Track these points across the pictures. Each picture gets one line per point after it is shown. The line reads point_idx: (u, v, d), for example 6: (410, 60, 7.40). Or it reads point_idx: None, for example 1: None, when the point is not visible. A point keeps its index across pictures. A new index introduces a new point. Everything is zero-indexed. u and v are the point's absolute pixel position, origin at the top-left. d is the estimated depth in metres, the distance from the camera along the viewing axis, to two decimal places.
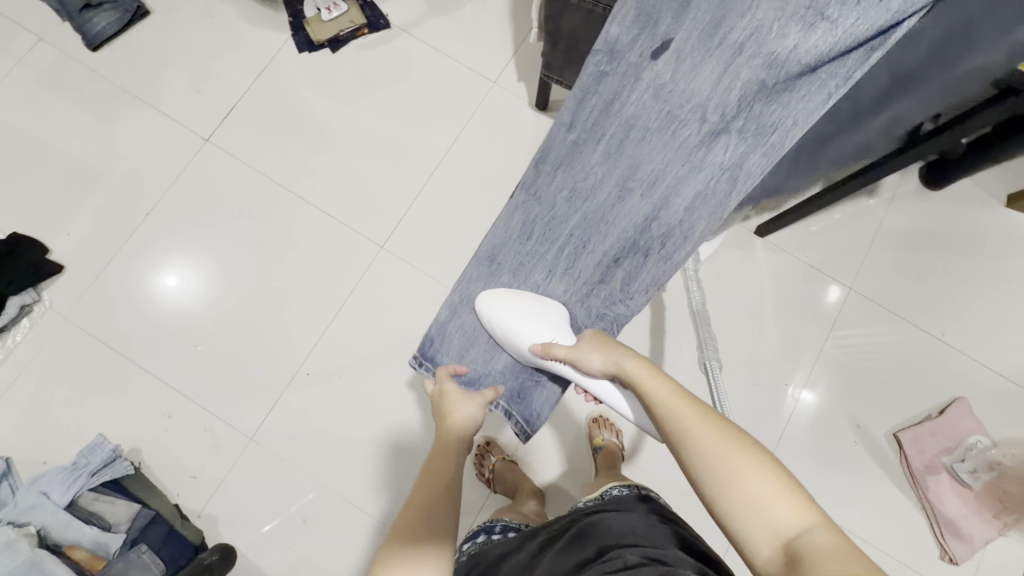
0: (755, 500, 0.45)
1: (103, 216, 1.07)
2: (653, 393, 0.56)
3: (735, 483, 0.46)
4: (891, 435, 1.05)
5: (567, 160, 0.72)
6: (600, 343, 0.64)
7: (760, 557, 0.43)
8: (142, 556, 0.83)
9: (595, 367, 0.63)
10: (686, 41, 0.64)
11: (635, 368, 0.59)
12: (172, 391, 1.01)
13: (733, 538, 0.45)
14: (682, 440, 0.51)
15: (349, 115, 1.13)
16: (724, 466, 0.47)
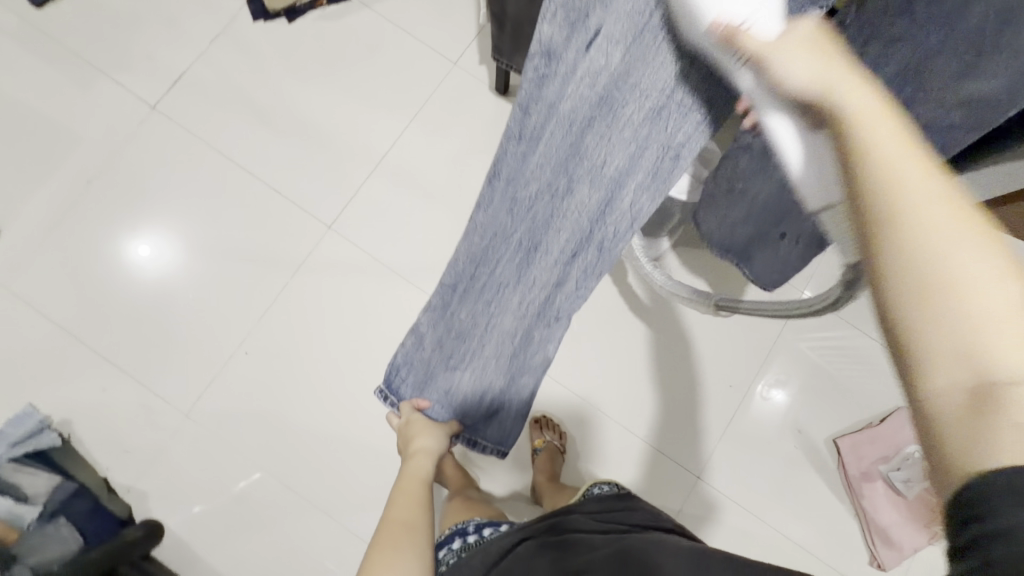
0: (981, 315, 0.23)
1: (40, 181, 1.04)
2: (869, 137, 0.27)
3: (956, 288, 0.24)
4: (831, 441, 1.06)
5: (499, 172, 0.52)
6: (822, 49, 0.30)
7: (940, 398, 0.24)
8: (60, 530, 0.85)
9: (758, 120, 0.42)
10: (618, 30, 0.36)
11: (862, 99, 0.28)
12: (107, 364, 0.99)
13: (933, 383, 0.24)
14: (886, 202, 0.26)
15: (302, 89, 1.10)
16: (934, 280, 0.24)
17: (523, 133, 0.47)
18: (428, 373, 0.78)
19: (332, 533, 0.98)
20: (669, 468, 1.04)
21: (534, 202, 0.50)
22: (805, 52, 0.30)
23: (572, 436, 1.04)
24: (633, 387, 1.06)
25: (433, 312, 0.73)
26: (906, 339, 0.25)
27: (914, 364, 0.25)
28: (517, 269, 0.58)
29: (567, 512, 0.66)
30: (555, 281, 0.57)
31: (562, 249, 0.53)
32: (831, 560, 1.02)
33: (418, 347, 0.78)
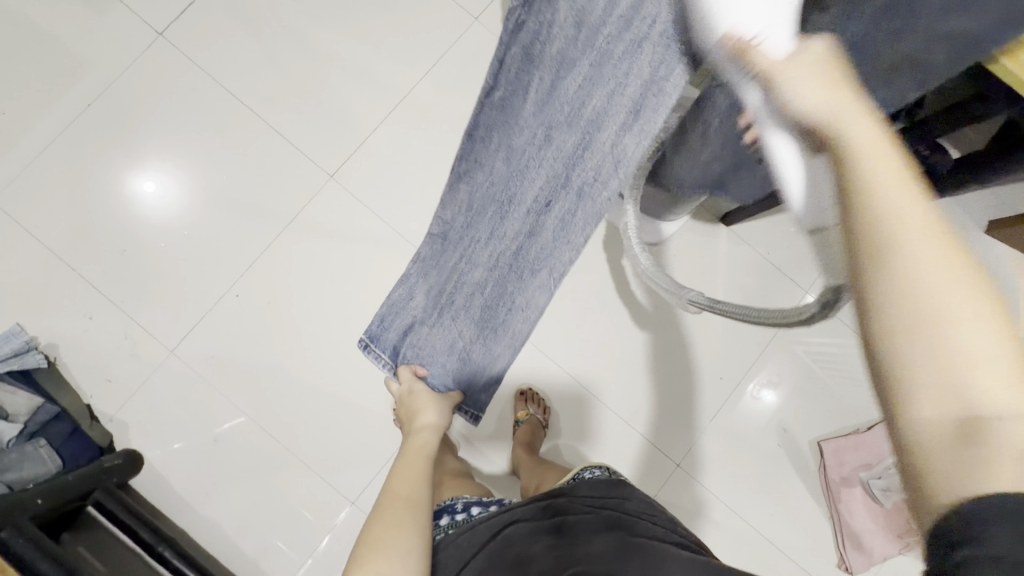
0: (958, 356, 0.28)
1: (40, 98, 1.01)
2: (853, 144, 0.31)
3: (938, 326, 0.28)
4: (815, 443, 1.05)
5: (499, 122, 0.57)
6: (828, 73, 0.35)
7: (917, 417, 0.29)
8: (38, 450, 0.84)
9: (799, 97, 0.34)
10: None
11: (864, 125, 0.32)
12: (95, 293, 0.98)
13: (879, 372, 0.30)
14: (886, 232, 0.29)
15: (315, 30, 1.06)
16: (917, 324, 0.28)
17: (514, 69, 0.52)
18: (398, 319, 0.76)
19: (308, 481, 0.98)
20: (651, 454, 1.03)
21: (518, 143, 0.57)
22: (814, 81, 0.34)
23: (555, 412, 1.03)
24: (621, 370, 1.05)
25: (425, 262, 0.74)
26: (878, 342, 0.30)
27: (892, 381, 0.30)
28: (491, 222, 0.64)
29: (559, 496, 0.65)
30: (542, 206, 0.58)
31: (536, 197, 0.58)
32: (799, 559, 1.02)
33: (408, 297, 0.75)
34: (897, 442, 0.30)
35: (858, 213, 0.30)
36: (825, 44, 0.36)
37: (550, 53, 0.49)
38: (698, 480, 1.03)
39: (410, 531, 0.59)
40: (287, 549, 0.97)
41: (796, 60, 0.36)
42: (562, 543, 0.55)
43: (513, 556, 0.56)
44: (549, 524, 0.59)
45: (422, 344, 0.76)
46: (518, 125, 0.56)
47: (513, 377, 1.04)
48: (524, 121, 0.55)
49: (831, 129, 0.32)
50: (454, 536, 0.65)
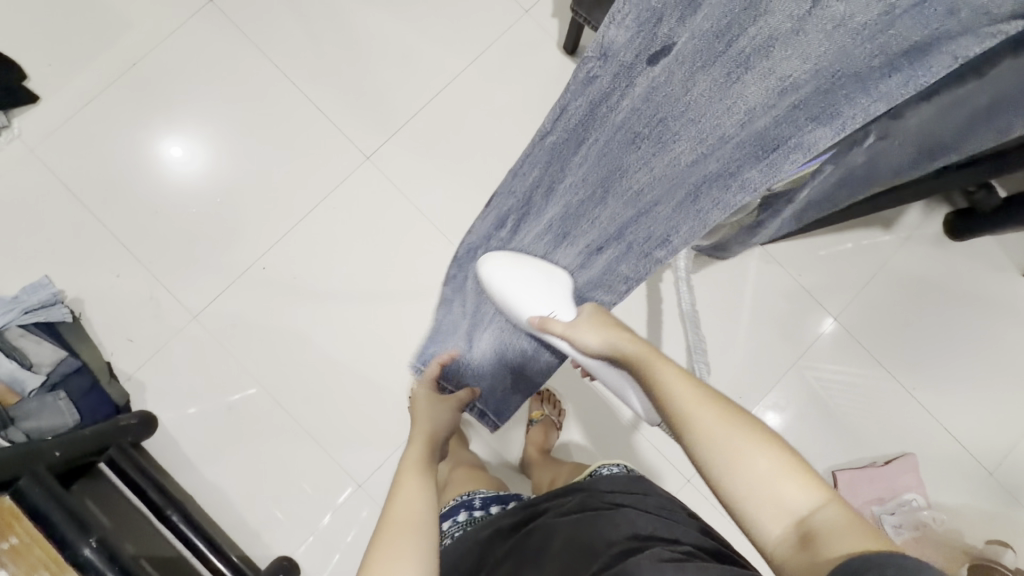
0: (761, 483, 0.42)
1: (89, 56, 1.01)
2: (656, 376, 0.51)
3: (743, 462, 0.43)
4: (828, 472, 1.03)
5: (545, 164, 0.52)
6: (600, 325, 0.61)
7: (774, 548, 0.41)
8: (56, 401, 0.83)
9: (590, 346, 0.60)
10: (694, 50, 0.38)
11: (636, 351, 0.56)
12: (124, 251, 0.99)
13: (738, 521, 0.43)
14: (682, 420, 0.47)
15: (364, 9, 1.05)
16: (721, 453, 0.44)
17: (571, 124, 0.47)
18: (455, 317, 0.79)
19: (316, 459, 0.98)
20: (661, 466, 1.02)
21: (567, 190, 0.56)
22: (591, 330, 0.61)
23: (571, 415, 1.03)
24: None
25: (460, 265, 0.69)
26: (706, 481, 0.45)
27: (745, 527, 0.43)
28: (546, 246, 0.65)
29: (580, 489, 0.65)
30: (595, 249, 0.63)
31: (587, 244, 0.63)
32: None
33: (452, 300, 0.76)
34: (774, 564, 0.41)
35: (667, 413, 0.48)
36: (592, 308, 0.63)
37: (609, 122, 0.46)
38: (706, 496, 1.02)
39: (412, 553, 0.52)
40: (290, 523, 0.97)
41: (576, 326, 0.62)
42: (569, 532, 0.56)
43: (535, 546, 0.56)
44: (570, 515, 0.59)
45: (485, 338, 0.79)
46: (566, 174, 0.53)
47: None
48: (579, 168, 0.52)
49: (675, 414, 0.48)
50: (472, 531, 0.66)
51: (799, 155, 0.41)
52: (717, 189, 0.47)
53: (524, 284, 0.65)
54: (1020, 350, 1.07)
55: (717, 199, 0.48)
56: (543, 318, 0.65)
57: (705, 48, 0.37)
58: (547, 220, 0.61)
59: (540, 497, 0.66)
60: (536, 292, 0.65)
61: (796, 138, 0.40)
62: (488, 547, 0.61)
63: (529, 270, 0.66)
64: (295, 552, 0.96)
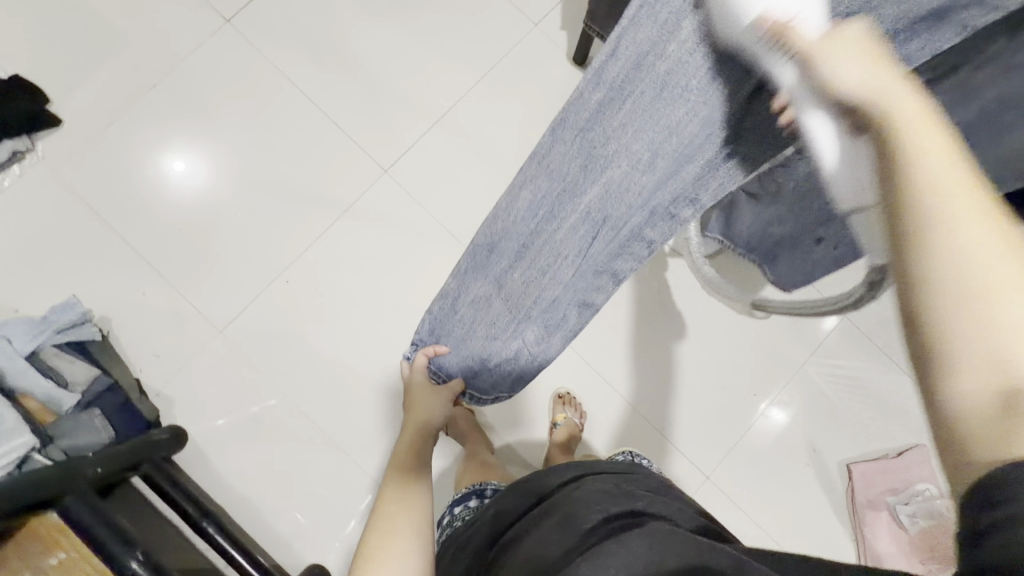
0: (1002, 324, 0.26)
1: (110, 78, 1.03)
2: (912, 146, 0.30)
3: (990, 290, 0.26)
4: (844, 465, 1.06)
5: (584, 129, 0.51)
6: (871, 51, 0.34)
7: (954, 403, 0.27)
8: (92, 419, 0.85)
9: (848, 79, 0.34)
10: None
11: (912, 109, 0.31)
12: (149, 269, 1.01)
13: (913, 360, 0.29)
14: (931, 204, 0.28)
15: (378, 26, 1.08)
16: (959, 264, 0.27)
17: (619, 77, 0.48)
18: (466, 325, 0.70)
19: (344, 468, 1.00)
20: (681, 464, 1.05)
21: (615, 157, 0.51)
22: (852, 54, 0.34)
23: (591, 416, 1.06)
24: (654, 379, 1.08)
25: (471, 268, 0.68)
26: (908, 289, 0.29)
27: (931, 371, 0.28)
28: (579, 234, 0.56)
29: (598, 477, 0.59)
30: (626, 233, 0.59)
31: None
32: None
33: (454, 311, 0.71)
34: (945, 428, 0.27)
35: (898, 189, 0.29)
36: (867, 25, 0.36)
37: (659, 71, 0.46)
38: (725, 492, 1.05)
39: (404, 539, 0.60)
40: (321, 532, 0.98)
41: (831, 37, 0.35)
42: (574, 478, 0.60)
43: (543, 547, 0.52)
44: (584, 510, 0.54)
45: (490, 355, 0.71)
46: (608, 139, 0.50)
47: (552, 378, 1.06)
48: (621, 134, 0.49)
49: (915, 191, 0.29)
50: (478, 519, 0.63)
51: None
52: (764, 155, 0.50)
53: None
54: None
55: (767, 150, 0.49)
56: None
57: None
58: (586, 203, 0.54)
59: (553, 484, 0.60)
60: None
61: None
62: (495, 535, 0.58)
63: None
64: (324, 560, 0.97)
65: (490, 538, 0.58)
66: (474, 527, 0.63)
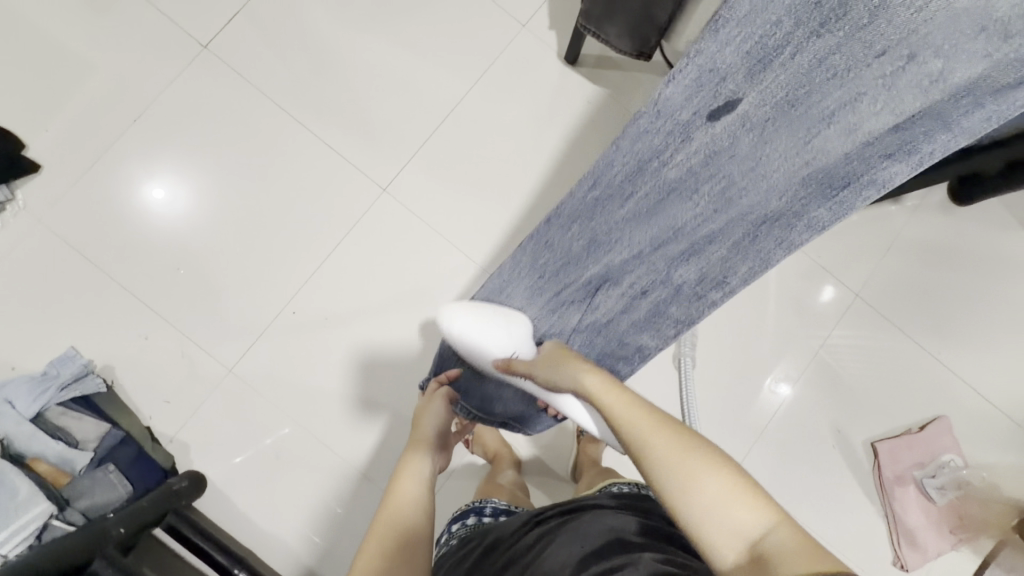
0: (715, 506, 0.41)
1: (88, 118, 0.99)
2: (618, 416, 0.50)
3: (695, 488, 0.42)
4: (868, 444, 1.06)
5: (585, 217, 0.58)
6: (561, 359, 0.61)
7: (720, 562, 0.40)
8: (107, 476, 0.83)
9: (559, 382, 0.59)
10: (760, 108, 0.47)
11: (597, 384, 0.54)
12: (149, 312, 0.97)
13: (693, 546, 0.42)
14: (647, 456, 0.46)
15: (362, 40, 1.04)
16: (675, 479, 0.43)
17: (617, 178, 0.54)
18: (479, 351, 0.77)
19: (370, 498, 0.97)
20: None
21: (617, 241, 0.59)
22: (555, 367, 0.60)
23: None
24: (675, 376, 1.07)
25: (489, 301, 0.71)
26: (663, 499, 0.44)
27: (698, 545, 0.42)
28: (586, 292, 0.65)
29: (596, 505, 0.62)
30: (638, 293, 0.62)
31: (632, 286, 0.62)
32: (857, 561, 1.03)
33: (466, 342, 0.78)
34: None
35: (634, 450, 0.47)
36: (555, 346, 0.65)
37: (662, 177, 0.53)
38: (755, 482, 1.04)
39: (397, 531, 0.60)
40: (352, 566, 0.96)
41: (547, 362, 0.62)
42: (562, 532, 0.57)
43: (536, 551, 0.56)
44: (573, 526, 0.57)
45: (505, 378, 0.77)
46: (610, 230, 0.58)
47: None
48: (623, 223, 0.57)
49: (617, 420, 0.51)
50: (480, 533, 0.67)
51: (870, 190, 0.49)
52: (775, 236, 0.54)
53: (488, 329, 0.67)
54: None
55: (781, 238, 0.54)
56: (506, 360, 0.67)
57: (771, 112, 0.47)
58: (590, 271, 0.62)
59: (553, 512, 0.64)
60: (495, 335, 0.67)
61: (868, 174, 0.48)
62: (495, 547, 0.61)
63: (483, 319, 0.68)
64: None
65: (484, 556, 0.61)
66: (475, 542, 0.66)
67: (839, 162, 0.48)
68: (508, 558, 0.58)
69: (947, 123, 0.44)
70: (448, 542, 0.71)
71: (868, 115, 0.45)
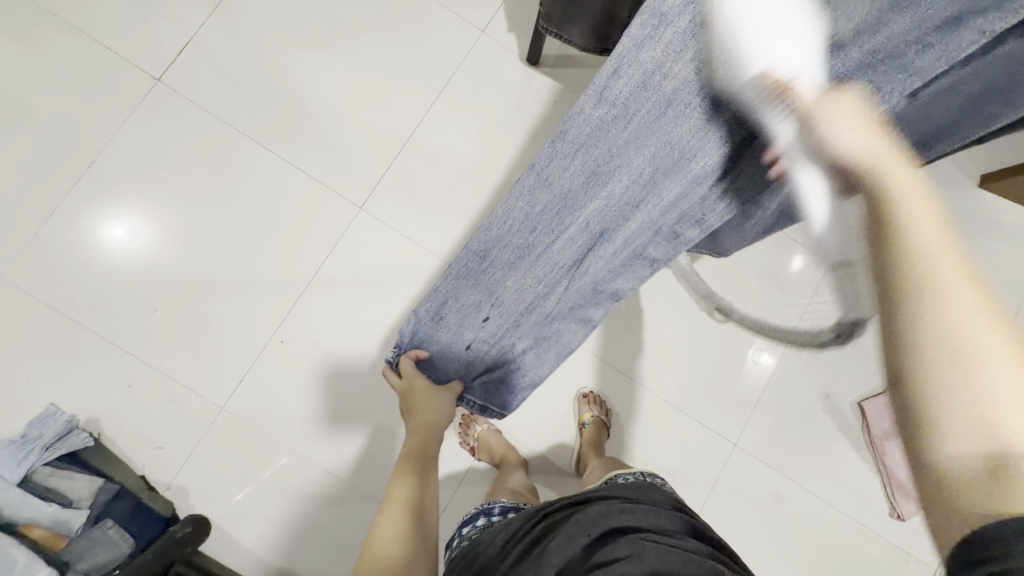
0: (990, 394, 0.27)
1: (41, 164, 0.95)
2: (894, 204, 0.32)
3: (972, 360, 0.28)
4: (855, 404, 1.10)
5: (589, 142, 0.47)
6: (867, 119, 0.36)
7: (941, 459, 0.28)
8: (107, 532, 0.81)
9: (847, 140, 0.36)
10: (760, 5, 0.38)
11: (897, 180, 0.33)
12: (130, 358, 0.94)
13: (910, 422, 0.30)
14: (915, 274, 0.30)
15: (321, 59, 1.03)
16: (943, 337, 0.29)
17: (623, 94, 0.44)
18: (454, 329, 0.68)
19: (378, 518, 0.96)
20: (708, 437, 1.07)
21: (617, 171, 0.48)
22: (851, 120, 0.36)
23: (614, 409, 1.07)
24: (666, 361, 1.09)
25: (456, 278, 0.63)
26: (898, 357, 0.30)
27: (916, 425, 0.29)
28: (577, 251, 0.54)
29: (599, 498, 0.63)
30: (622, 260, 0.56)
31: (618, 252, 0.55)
32: (857, 517, 1.08)
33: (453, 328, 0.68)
34: (931, 496, 0.29)
35: (890, 265, 0.31)
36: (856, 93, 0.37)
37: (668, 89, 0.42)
38: (755, 454, 1.08)
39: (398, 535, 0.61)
40: None
41: (828, 100, 0.37)
42: (567, 528, 0.57)
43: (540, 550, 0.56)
44: (576, 523, 0.57)
45: (479, 362, 0.71)
46: (613, 155, 0.47)
47: (570, 380, 1.06)
48: (627, 146, 0.46)
49: (873, 166, 0.34)
50: (484, 536, 0.67)
51: None
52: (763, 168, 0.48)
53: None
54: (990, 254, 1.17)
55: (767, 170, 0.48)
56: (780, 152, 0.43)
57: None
58: (586, 215, 0.51)
59: (556, 506, 0.64)
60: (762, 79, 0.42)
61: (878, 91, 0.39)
62: (501, 546, 0.62)
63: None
64: None
65: (492, 556, 0.61)
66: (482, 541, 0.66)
67: None
68: (512, 555, 0.58)
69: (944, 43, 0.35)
70: (455, 546, 0.72)
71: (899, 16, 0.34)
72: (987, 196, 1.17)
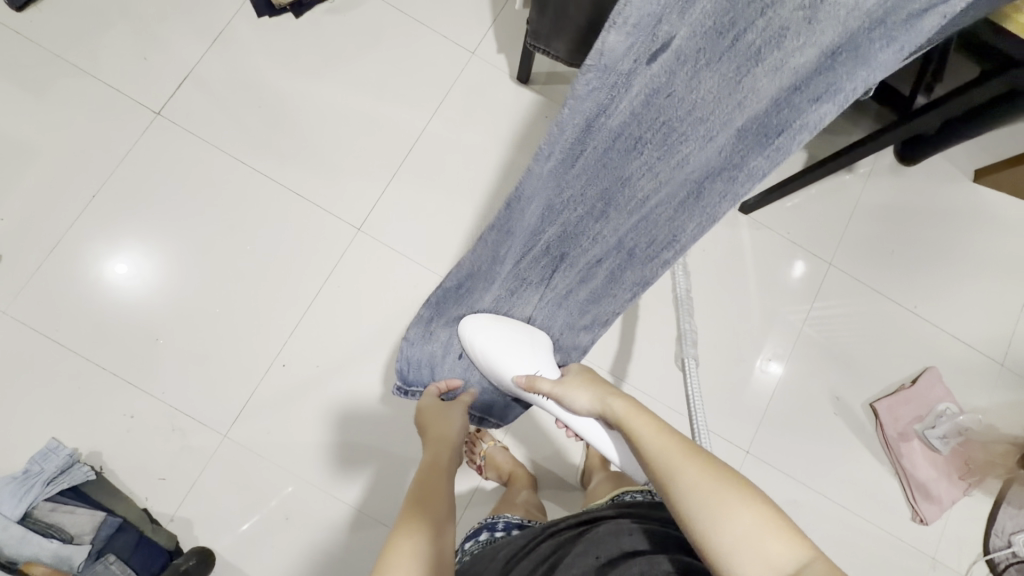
0: (745, 536, 0.41)
1: (44, 200, 0.97)
2: (642, 438, 0.51)
3: (722, 515, 0.42)
4: (867, 405, 1.09)
5: (544, 187, 0.47)
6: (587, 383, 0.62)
7: None
8: (110, 567, 0.79)
9: (581, 405, 0.61)
10: (694, 41, 0.35)
11: (623, 409, 0.56)
12: (132, 389, 0.93)
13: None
14: (677, 486, 0.46)
15: (317, 86, 1.06)
16: (705, 509, 0.43)
17: (565, 146, 0.42)
18: (446, 342, 0.73)
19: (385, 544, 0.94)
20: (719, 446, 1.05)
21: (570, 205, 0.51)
22: (578, 391, 0.61)
23: None
24: (672, 370, 1.08)
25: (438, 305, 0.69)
26: (695, 533, 0.43)
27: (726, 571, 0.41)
28: (544, 269, 0.62)
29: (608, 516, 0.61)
30: (594, 262, 0.60)
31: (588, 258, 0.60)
32: (878, 521, 1.04)
33: (444, 352, 0.74)
34: None
35: (670, 489, 0.46)
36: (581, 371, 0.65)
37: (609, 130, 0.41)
38: (768, 461, 1.05)
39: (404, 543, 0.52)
40: None
41: (564, 384, 0.63)
42: (574, 545, 0.56)
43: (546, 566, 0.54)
44: (584, 540, 0.56)
45: (473, 372, 0.76)
46: (563, 191, 0.49)
47: None
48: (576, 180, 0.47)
49: (610, 410, 0.57)
50: (488, 551, 0.66)
51: (804, 134, 0.41)
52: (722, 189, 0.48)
53: (505, 341, 0.67)
54: (991, 248, 1.16)
55: (724, 191, 0.48)
56: (529, 377, 0.65)
57: (705, 43, 0.35)
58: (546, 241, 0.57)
59: (562, 523, 0.62)
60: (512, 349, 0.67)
61: (799, 119, 0.40)
62: (504, 564, 0.60)
63: (509, 328, 0.68)
64: None
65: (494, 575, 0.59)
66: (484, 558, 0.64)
67: (768, 108, 0.40)
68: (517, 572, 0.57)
69: (864, 61, 0.36)
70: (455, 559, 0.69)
71: (796, 52, 0.36)
72: (983, 190, 1.17)
